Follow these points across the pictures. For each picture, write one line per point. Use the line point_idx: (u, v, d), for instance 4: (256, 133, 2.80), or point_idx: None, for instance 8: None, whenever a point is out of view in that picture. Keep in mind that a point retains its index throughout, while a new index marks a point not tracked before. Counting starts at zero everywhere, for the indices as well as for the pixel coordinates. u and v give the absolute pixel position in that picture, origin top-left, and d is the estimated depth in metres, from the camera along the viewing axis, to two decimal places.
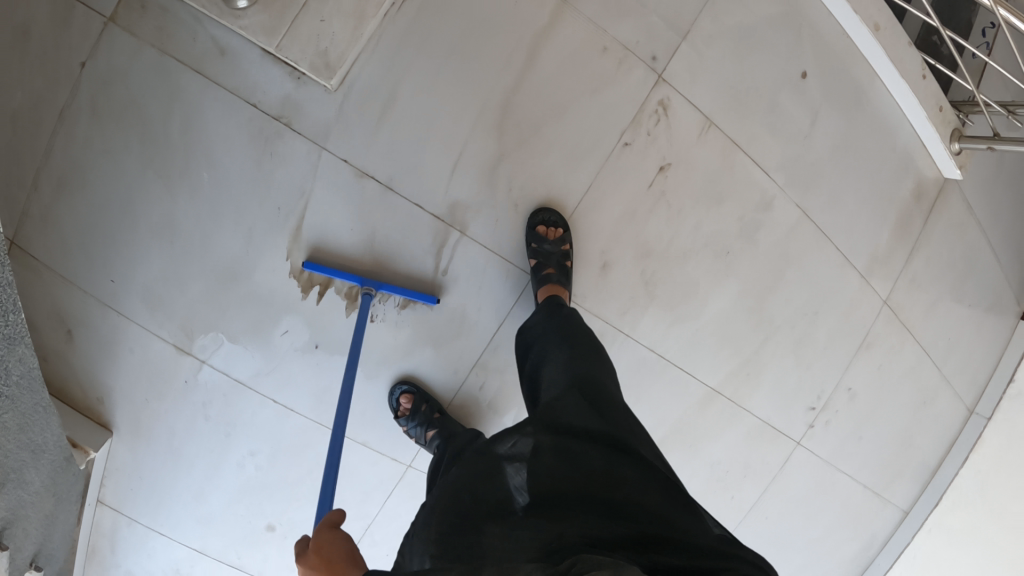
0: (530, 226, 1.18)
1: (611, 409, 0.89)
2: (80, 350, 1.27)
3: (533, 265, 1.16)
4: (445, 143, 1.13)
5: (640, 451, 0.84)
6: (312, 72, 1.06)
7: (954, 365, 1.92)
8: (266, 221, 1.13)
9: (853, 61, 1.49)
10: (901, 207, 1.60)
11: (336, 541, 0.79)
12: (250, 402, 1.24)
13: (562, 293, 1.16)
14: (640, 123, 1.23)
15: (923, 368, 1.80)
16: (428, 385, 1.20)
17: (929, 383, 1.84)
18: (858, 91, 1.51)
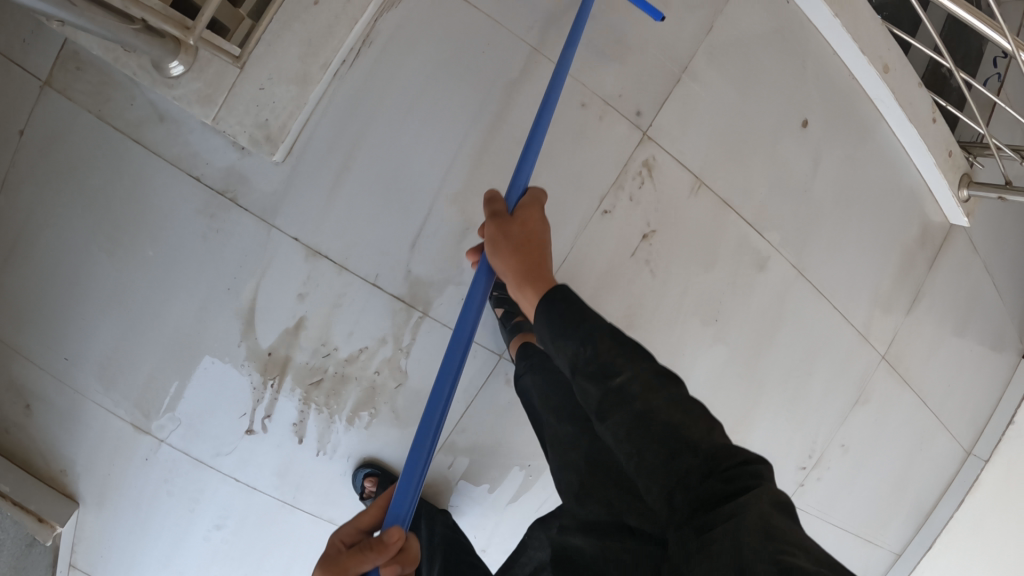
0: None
1: (624, 436, 0.71)
2: (38, 422, 1.22)
3: (504, 313, 1.12)
4: (405, 215, 1.04)
5: (654, 486, 0.67)
6: (252, 146, 0.97)
7: (954, 409, 1.85)
8: (215, 299, 1.04)
9: (859, 102, 1.38)
10: (905, 255, 1.51)
11: (538, 222, 0.99)
12: (211, 480, 1.19)
13: (536, 339, 1.09)
14: (622, 187, 1.14)
15: (921, 416, 1.74)
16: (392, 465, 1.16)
17: (926, 429, 1.78)
18: (865, 134, 1.39)
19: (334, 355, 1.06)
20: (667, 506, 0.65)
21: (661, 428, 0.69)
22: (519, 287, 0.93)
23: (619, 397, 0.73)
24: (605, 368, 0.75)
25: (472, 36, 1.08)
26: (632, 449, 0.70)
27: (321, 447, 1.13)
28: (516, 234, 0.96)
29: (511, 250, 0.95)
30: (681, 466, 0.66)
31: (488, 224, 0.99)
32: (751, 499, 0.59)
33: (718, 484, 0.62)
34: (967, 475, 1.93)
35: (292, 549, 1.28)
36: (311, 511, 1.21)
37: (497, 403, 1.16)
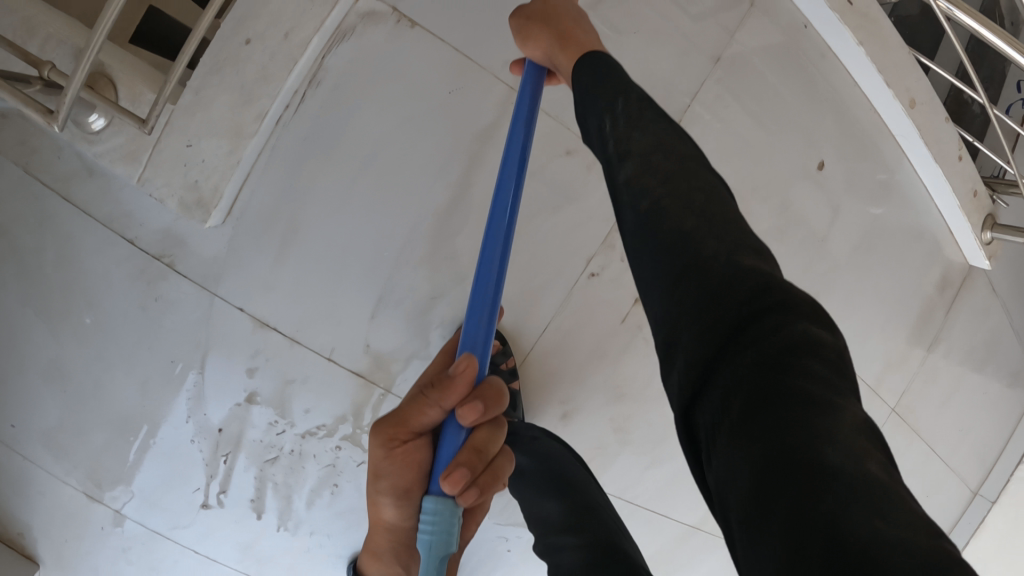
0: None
1: (666, 269, 0.59)
2: None
3: None
4: (364, 281, 0.94)
5: (703, 338, 0.53)
6: (183, 212, 0.88)
7: (963, 453, 1.76)
8: (158, 371, 0.96)
9: (880, 137, 1.24)
10: (923, 300, 1.39)
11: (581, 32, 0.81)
12: (169, 550, 1.11)
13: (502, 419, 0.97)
14: (614, 244, 1.01)
15: (930, 463, 1.64)
16: None
17: (935, 476, 1.69)
18: (886, 172, 1.26)
19: (290, 431, 0.97)
20: (710, 356, 0.52)
21: (697, 230, 0.59)
22: (559, 49, 0.80)
23: (669, 214, 0.61)
24: (645, 158, 0.65)
25: (437, 78, 0.95)
26: (684, 248, 0.58)
27: (282, 523, 1.04)
28: (537, 11, 0.84)
29: (551, 21, 0.82)
30: (714, 270, 0.56)
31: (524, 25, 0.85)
32: (818, 391, 0.46)
33: (778, 346, 0.49)
34: (973, 517, 1.85)
35: None
36: None
37: None
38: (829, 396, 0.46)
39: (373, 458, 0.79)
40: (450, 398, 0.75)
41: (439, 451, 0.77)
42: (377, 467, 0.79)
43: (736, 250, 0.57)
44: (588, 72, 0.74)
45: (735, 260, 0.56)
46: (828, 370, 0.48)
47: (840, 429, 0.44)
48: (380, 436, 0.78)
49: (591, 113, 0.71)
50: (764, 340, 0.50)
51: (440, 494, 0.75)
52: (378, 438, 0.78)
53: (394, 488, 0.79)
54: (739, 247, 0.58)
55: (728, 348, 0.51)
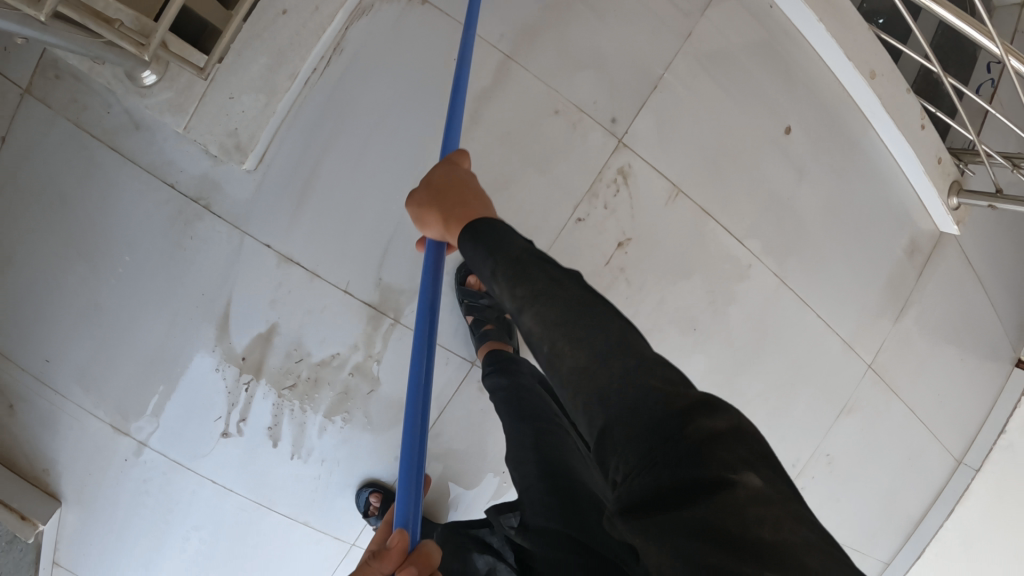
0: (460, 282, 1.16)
1: (570, 383, 0.59)
2: (20, 422, 1.24)
3: (472, 320, 1.16)
4: (375, 223, 1.05)
5: (614, 449, 0.53)
6: (223, 155, 0.99)
7: (944, 419, 1.81)
8: (188, 306, 1.07)
9: (843, 107, 1.35)
10: (893, 263, 1.48)
11: (472, 199, 0.76)
12: (188, 480, 1.21)
13: (504, 346, 1.12)
14: (597, 194, 1.13)
15: (910, 426, 1.71)
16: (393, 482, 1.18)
17: (917, 439, 1.75)
18: (852, 140, 1.37)
19: (307, 360, 1.07)
20: (621, 463, 0.53)
21: (585, 336, 0.58)
22: (446, 231, 0.76)
23: (564, 328, 0.60)
24: (518, 273, 0.62)
25: (445, 47, 1.09)
26: (578, 360, 0.58)
27: (296, 451, 1.14)
28: (423, 195, 0.81)
29: (437, 198, 0.78)
30: (607, 380, 0.56)
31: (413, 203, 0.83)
32: (717, 477, 0.47)
33: (676, 441, 0.50)
34: (959, 485, 1.90)
35: (272, 553, 1.28)
36: (286, 513, 1.22)
37: (470, 410, 1.15)
38: (726, 484, 0.46)
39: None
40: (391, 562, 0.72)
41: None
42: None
43: (624, 351, 0.58)
44: (469, 249, 0.69)
45: (623, 365, 0.56)
46: (728, 456, 0.49)
47: (738, 511, 0.45)
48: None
49: (481, 278, 0.67)
50: (661, 427, 0.51)
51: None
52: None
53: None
54: (628, 343, 0.58)
55: (635, 455, 0.52)
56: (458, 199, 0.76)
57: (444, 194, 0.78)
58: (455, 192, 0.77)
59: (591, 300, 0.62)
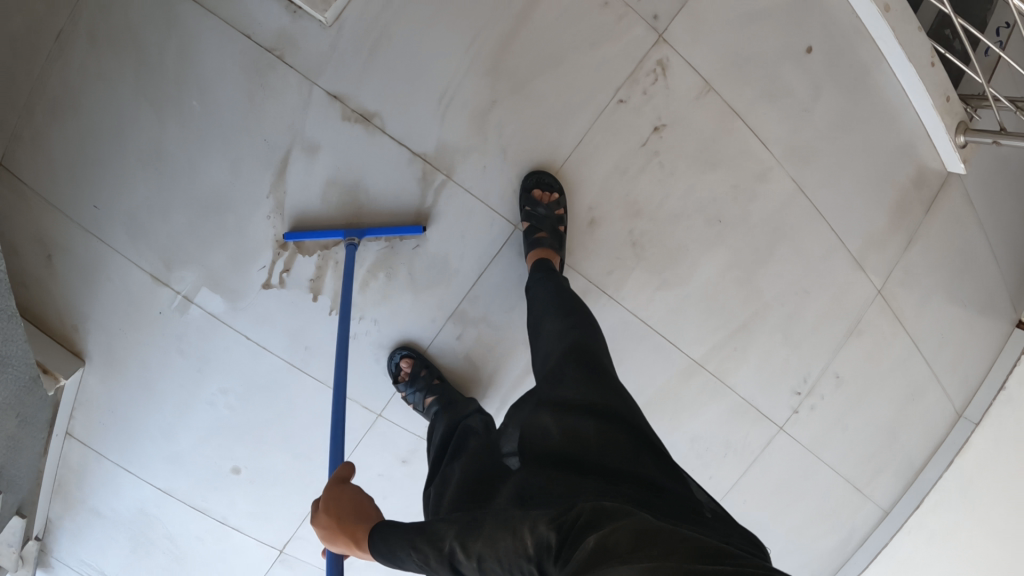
0: (525, 189, 1.14)
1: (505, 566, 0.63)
2: (55, 275, 1.20)
3: (526, 226, 1.13)
4: (433, 82, 1.11)
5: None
6: (309, 5, 1.04)
7: (943, 365, 1.87)
8: (250, 157, 1.11)
9: (861, 41, 1.46)
10: (901, 193, 1.57)
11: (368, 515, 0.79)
12: (222, 338, 1.22)
13: (551, 258, 1.12)
14: (637, 80, 1.21)
15: (913, 364, 1.76)
16: (424, 347, 1.20)
17: (918, 380, 1.81)
18: (866, 74, 1.48)
19: (358, 215, 1.12)
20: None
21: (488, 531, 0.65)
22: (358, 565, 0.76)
23: (478, 547, 0.65)
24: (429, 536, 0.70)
25: None
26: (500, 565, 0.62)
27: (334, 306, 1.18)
28: (326, 527, 0.79)
29: (330, 525, 0.79)
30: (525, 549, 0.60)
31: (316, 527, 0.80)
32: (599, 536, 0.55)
33: (562, 540, 0.58)
34: (958, 437, 1.93)
35: (297, 419, 1.31)
36: (317, 376, 1.24)
37: (508, 277, 1.19)
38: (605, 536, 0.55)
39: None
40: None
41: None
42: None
43: (502, 522, 0.65)
44: (386, 558, 0.74)
45: (518, 523, 0.63)
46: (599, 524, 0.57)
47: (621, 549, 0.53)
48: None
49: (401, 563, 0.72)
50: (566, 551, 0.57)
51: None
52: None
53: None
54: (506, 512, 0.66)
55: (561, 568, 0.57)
56: (359, 522, 0.78)
57: (339, 520, 0.79)
58: (348, 505, 0.80)
59: (470, 514, 0.71)
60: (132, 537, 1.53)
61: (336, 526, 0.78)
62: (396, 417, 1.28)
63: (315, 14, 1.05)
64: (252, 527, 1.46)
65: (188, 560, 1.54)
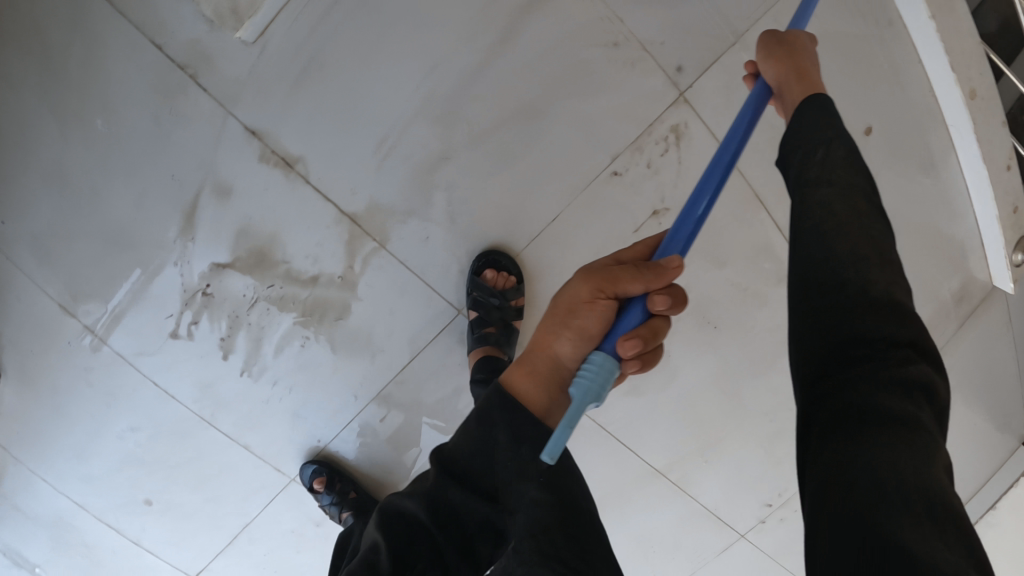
0: (474, 272, 0.94)
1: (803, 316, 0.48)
2: None
3: (473, 316, 0.96)
4: (380, 127, 0.90)
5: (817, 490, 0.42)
6: (218, 20, 0.84)
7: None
8: (152, 189, 0.92)
9: (930, 123, 1.20)
10: (932, 303, 1.34)
11: (810, 45, 0.65)
12: (124, 375, 1.06)
13: (499, 356, 0.94)
14: (641, 149, 0.98)
15: None
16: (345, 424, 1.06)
17: None
18: (929, 164, 1.22)
19: (277, 281, 0.94)
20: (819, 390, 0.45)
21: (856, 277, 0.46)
22: (790, 84, 0.60)
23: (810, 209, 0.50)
24: None
25: None
26: (816, 321, 0.47)
27: (247, 367, 1.02)
28: (783, 42, 0.65)
29: (781, 48, 0.63)
30: (849, 339, 0.45)
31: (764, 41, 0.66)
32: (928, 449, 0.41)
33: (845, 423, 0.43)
34: None
35: (208, 467, 1.18)
36: (228, 432, 1.11)
37: (445, 363, 1.01)
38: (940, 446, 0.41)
39: (568, 299, 0.59)
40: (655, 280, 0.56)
41: (614, 329, 0.57)
42: (572, 309, 0.58)
43: None
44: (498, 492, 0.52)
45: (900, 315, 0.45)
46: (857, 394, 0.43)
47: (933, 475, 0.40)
48: (585, 285, 0.58)
49: None
50: (874, 397, 0.43)
51: (612, 355, 0.55)
52: (583, 286, 0.58)
53: (579, 333, 0.58)
54: None
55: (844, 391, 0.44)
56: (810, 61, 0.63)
57: (792, 52, 0.63)
58: (798, 43, 0.64)
59: None
60: (51, 536, 1.47)
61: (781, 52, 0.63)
62: None
63: (230, 30, 0.85)
64: (166, 553, 1.38)
65: (105, 567, 1.49)
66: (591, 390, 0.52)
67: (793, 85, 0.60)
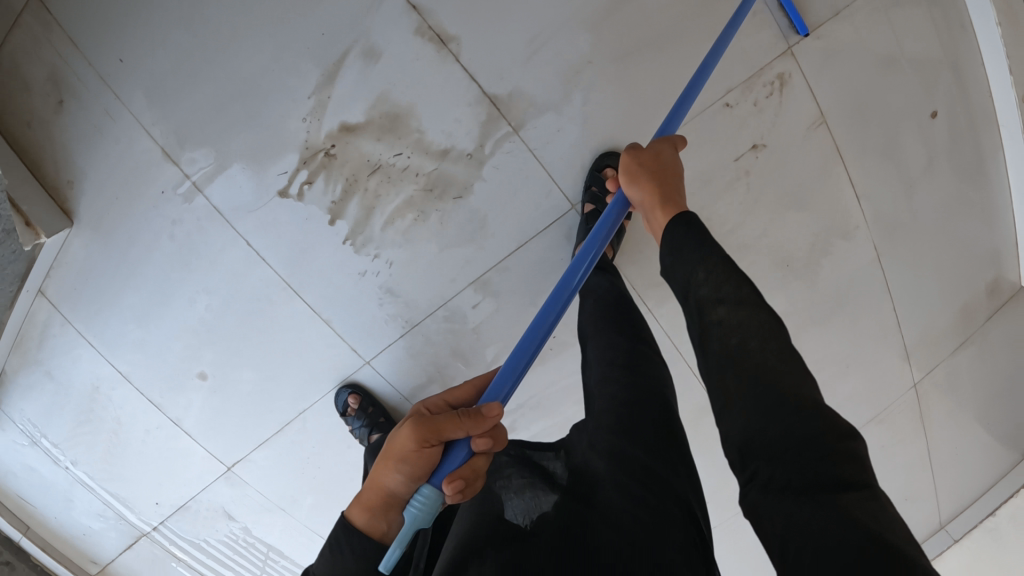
0: (595, 170, 1.02)
1: (731, 408, 0.51)
2: (65, 125, 1.04)
3: (588, 211, 1.04)
4: (528, 22, 0.96)
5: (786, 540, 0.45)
6: None
7: (943, 479, 1.73)
8: (300, 47, 0.96)
9: (985, 123, 1.24)
10: (974, 295, 1.38)
11: (672, 161, 0.72)
12: (217, 233, 1.08)
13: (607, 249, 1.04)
14: (752, 88, 1.08)
15: (918, 466, 1.67)
16: (441, 305, 1.09)
17: (920, 484, 1.70)
18: (977, 165, 1.28)
19: (408, 152, 0.99)
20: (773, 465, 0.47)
21: (763, 353, 0.51)
22: (655, 206, 0.67)
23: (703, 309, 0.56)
24: None
25: None
26: (741, 413, 0.50)
27: (351, 236, 1.04)
28: (647, 162, 0.72)
29: (645, 171, 0.71)
30: (767, 416, 0.49)
31: (630, 168, 0.73)
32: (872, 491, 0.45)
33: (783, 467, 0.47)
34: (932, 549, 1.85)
35: (275, 345, 1.17)
36: (312, 307, 1.11)
37: (548, 257, 1.07)
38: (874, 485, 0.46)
39: (397, 448, 0.61)
40: (480, 428, 0.62)
41: (440, 467, 0.62)
42: (400, 456, 0.60)
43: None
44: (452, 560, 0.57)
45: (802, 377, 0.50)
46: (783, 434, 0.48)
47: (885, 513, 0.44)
48: (411, 434, 0.60)
49: None
50: (818, 468, 0.46)
51: (438, 489, 0.62)
52: (409, 435, 0.60)
53: (409, 474, 0.61)
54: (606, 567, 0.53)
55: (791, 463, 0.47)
56: (673, 181, 0.69)
57: (656, 173, 0.70)
58: (663, 163, 0.72)
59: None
60: (81, 413, 1.46)
61: (648, 172, 0.71)
62: (385, 370, 1.16)
63: None
64: (205, 438, 1.37)
65: (130, 451, 1.48)
66: (416, 520, 0.61)
67: (653, 214, 0.68)
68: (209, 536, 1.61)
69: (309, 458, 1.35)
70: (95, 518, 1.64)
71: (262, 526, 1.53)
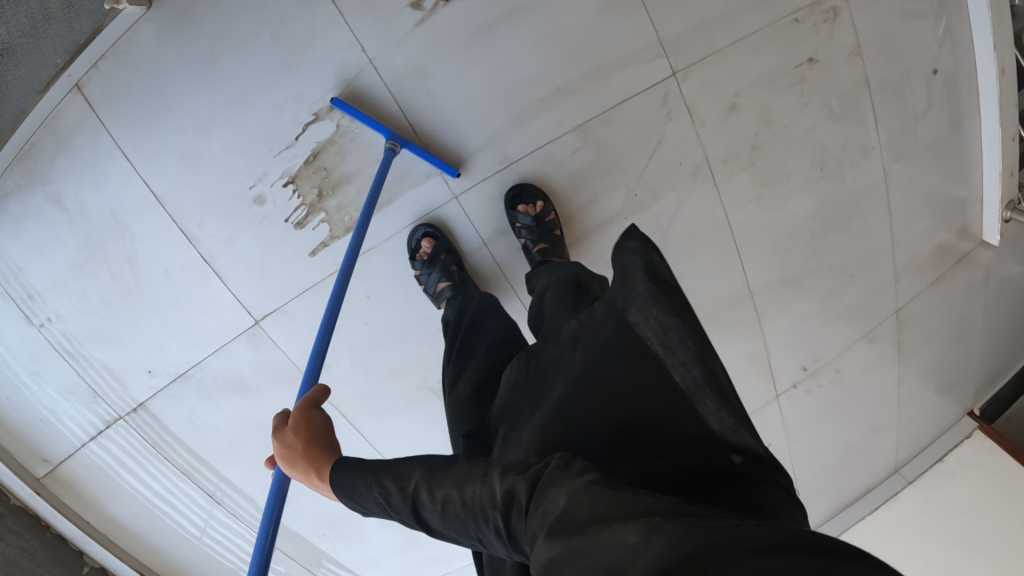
0: (510, 209, 1.24)
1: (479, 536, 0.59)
2: None
3: (524, 242, 1.24)
4: None
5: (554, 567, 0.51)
6: None
7: (925, 423, 1.85)
8: None
9: (968, 87, 1.49)
10: (955, 232, 1.59)
11: (324, 424, 0.71)
12: (332, 35, 1.14)
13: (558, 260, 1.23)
14: (815, 12, 1.29)
15: (908, 408, 1.79)
16: (539, 134, 1.23)
17: (907, 428, 1.83)
18: (979, 123, 1.51)
19: None
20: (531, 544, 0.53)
21: (460, 474, 0.61)
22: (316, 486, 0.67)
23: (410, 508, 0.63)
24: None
25: None
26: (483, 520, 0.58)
27: (469, 58, 1.19)
28: (293, 451, 0.69)
29: (296, 449, 0.68)
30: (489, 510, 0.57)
31: (281, 455, 0.69)
32: (572, 484, 0.54)
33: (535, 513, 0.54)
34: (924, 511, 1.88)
35: (361, 163, 1.22)
36: (415, 125, 1.21)
37: (642, 119, 1.26)
38: (576, 483, 0.54)
39: None
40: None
41: None
42: None
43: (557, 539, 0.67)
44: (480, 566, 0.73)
45: (491, 469, 0.61)
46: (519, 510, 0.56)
47: (594, 502, 0.51)
48: None
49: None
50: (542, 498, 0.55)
51: None
52: None
53: None
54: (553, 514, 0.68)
55: (531, 526, 0.54)
56: (326, 454, 0.68)
57: (308, 446, 0.68)
58: (315, 433, 0.69)
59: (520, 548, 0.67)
60: (83, 245, 1.23)
61: (301, 451, 0.68)
62: (469, 207, 1.27)
63: None
64: (239, 280, 1.26)
65: (140, 295, 1.27)
66: None
67: (317, 489, 0.69)
68: (193, 422, 1.37)
69: (360, 308, 1.29)
70: (56, 395, 1.33)
71: (268, 404, 1.36)
